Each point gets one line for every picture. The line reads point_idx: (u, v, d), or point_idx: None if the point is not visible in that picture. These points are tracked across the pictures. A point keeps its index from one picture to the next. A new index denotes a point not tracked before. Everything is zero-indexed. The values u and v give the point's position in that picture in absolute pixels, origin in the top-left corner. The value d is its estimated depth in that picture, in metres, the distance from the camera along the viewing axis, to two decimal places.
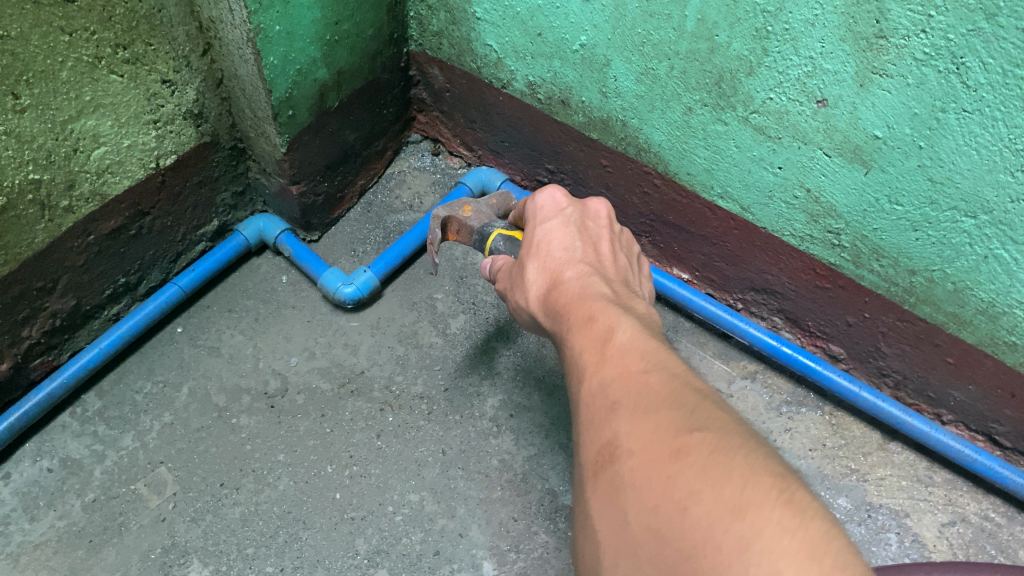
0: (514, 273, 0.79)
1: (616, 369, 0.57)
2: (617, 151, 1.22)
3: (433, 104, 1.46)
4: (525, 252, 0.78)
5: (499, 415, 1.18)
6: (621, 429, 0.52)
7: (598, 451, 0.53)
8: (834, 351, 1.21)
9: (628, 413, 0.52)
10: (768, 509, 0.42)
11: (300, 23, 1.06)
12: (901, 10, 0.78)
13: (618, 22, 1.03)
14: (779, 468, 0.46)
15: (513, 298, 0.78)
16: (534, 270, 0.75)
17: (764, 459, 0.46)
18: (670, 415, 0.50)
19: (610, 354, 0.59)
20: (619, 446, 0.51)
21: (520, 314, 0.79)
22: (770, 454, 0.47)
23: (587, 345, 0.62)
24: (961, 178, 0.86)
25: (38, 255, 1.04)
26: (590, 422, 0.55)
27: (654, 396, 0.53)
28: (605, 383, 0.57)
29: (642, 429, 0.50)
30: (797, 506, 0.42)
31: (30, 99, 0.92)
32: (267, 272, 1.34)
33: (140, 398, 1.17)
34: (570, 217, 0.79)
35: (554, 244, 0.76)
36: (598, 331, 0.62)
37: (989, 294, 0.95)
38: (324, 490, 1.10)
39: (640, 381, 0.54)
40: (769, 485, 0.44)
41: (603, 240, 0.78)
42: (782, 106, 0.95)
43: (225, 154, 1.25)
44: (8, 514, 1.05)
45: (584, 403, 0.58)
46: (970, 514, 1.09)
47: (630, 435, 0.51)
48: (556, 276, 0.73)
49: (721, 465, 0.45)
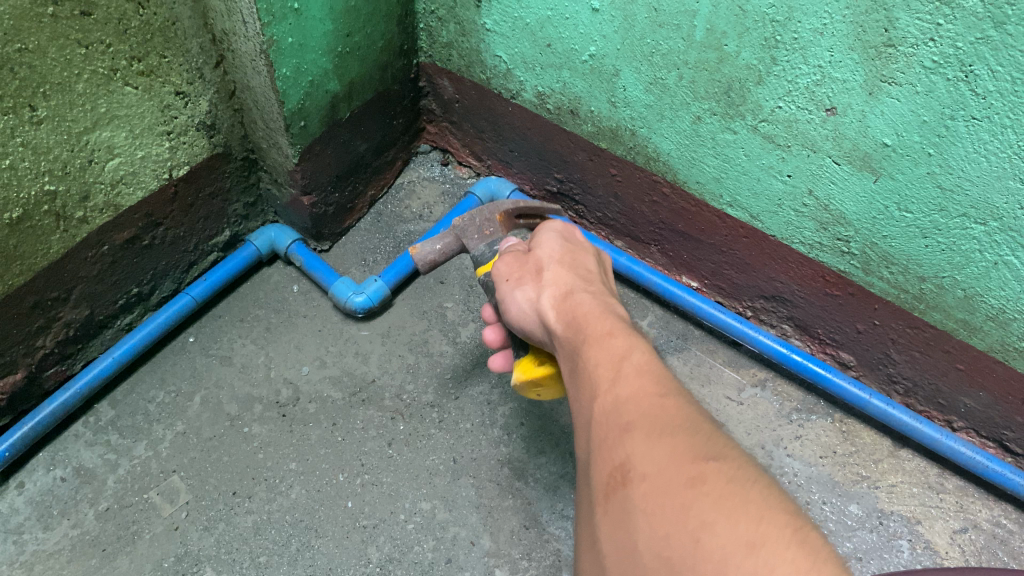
0: (524, 270, 0.79)
1: (631, 388, 0.58)
2: (626, 160, 1.23)
3: (442, 115, 1.48)
4: (544, 256, 0.79)
5: (510, 424, 1.18)
6: (635, 451, 0.52)
7: (610, 472, 0.53)
8: (844, 359, 1.21)
9: (641, 434, 0.53)
10: (783, 548, 0.43)
11: (312, 35, 1.07)
12: (909, 19, 0.78)
13: (628, 32, 1.04)
14: (791, 508, 0.47)
15: (514, 290, 0.78)
16: (553, 276, 0.76)
17: (776, 498, 0.47)
18: (685, 442, 0.51)
19: (625, 374, 0.60)
20: (632, 469, 0.51)
21: (516, 308, 0.78)
22: (780, 492, 0.49)
23: (603, 359, 0.62)
24: (969, 185, 0.87)
25: (52, 265, 1.05)
26: (602, 441, 0.56)
27: (670, 421, 0.54)
28: (619, 401, 0.57)
29: (656, 453, 0.51)
30: (811, 548, 0.43)
31: (47, 111, 0.93)
32: (279, 282, 1.35)
33: (153, 407, 1.18)
34: (587, 248, 0.81)
35: (574, 263, 0.78)
36: (614, 348, 0.63)
37: (999, 300, 0.95)
38: (336, 498, 1.10)
39: (656, 404, 0.56)
40: (784, 523, 0.45)
41: (610, 279, 0.80)
42: (791, 115, 0.96)
43: (237, 165, 1.26)
44: (22, 523, 1.06)
45: (597, 420, 0.58)
46: (982, 521, 1.09)
47: (644, 459, 0.51)
48: (574, 288, 0.74)
49: (737, 498, 0.46)
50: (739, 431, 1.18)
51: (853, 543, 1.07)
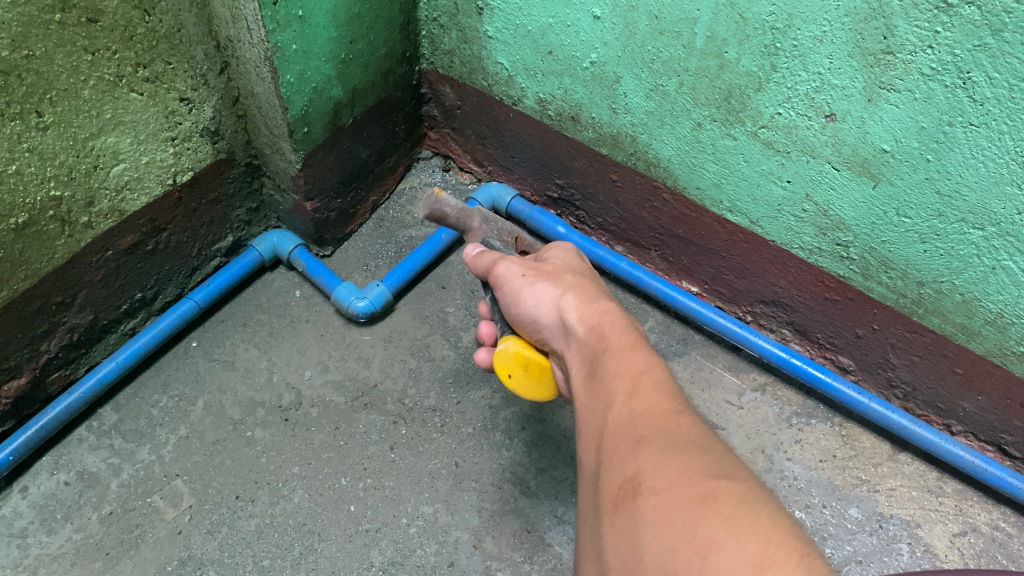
0: (542, 269, 0.84)
1: (646, 403, 0.62)
2: (626, 166, 1.24)
3: (444, 121, 1.48)
4: (564, 267, 0.85)
5: (511, 428, 1.19)
6: (647, 465, 0.56)
7: (620, 484, 0.56)
8: (844, 363, 1.22)
9: (654, 449, 0.57)
10: (788, 570, 0.45)
11: (316, 42, 1.08)
12: (908, 26, 0.79)
13: (628, 39, 1.05)
14: (800, 535, 0.49)
15: (533, 283, 0.82)
16: (573, 283, 0.81)
17: (785, 522, 0.50)
18: (697, 461, 0.55)
19: (642, 390, 0.64)
20: (643, 482, 0.55)
21: (530, 300, 0.82)
22: (789, 518, 0.51)
23: (622, 371, 0.67)
24: (968, 191, 0.87)
25: (58, 269, 1.06)
26: (614, 454, 0.59)
27: (683, 438, 0.58)
28: (635, 414, 0.62)
29: (667, 468, 0.55)
30: (817, 571, 0.45)
31: (53, 116, 0.94)
32: (281, 287, 1.36)
33: (156, 412, 1.19)
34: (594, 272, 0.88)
35: (588, 279, 0.84)
36: (633, 363, 0.68)
37: (997, 305, 0.96)
38: (339, 502, 1.11)
39: (670, 421, 0.60)
40: (792, 547, 0.47)
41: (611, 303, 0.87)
42: (790, 121, 0.97)
43: (240, 171, 1.27)
44: (26, 527, 1.06)
45: (611, 431, 0.62)
46: (981, 524, 1.10)
47: (656, 474, 0.55)
48: (595, 296, 0.80)
49: (746, 518, 0.49)
50: (739, 435, 1.19)
51: (853, 546, 1.08)
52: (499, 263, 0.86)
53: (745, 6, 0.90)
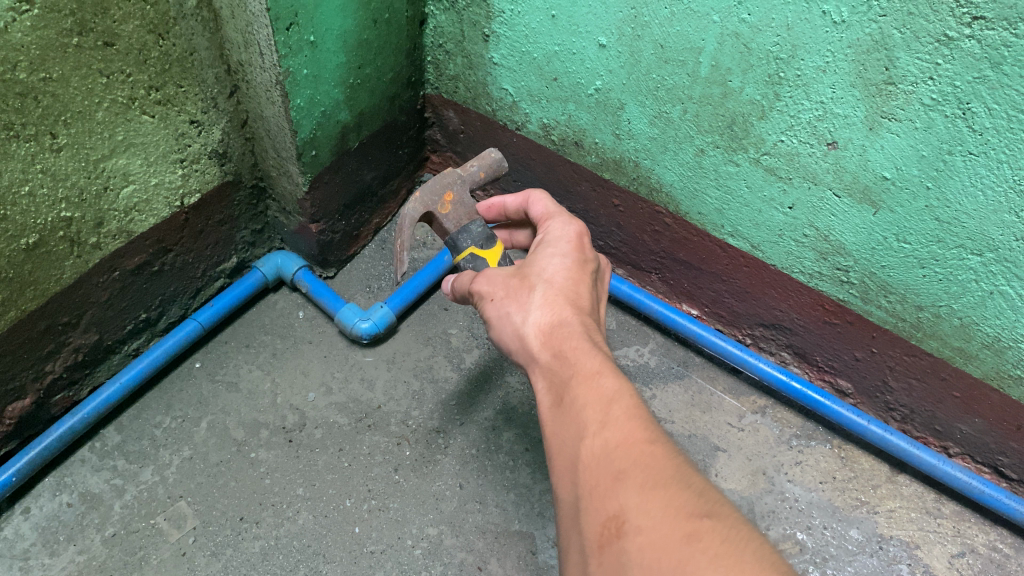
0: (512, 284, 0.82)
1: (620, 434, 0.63)
2: (628, 191, 1.26)
3: (447, 145, 1.51)
4: (537, 273, 0.82)
5: (515, 449, 1.20)
6: (629, 503, 0.57)
7: (604, 523, 0.58)
8: (842, 386, 1.24)
9: (634, 485, 0.58)
10: None
11: (326, 67, 1.10)
12: (909, 58, 0.82)
13: (634, 67, 1.07)
14: (784, 564, 0.51)
15: (501, 305, 0.81)
16: (541, 299, 0.79)
17: (769, 554, 0.52)
18: (678, 495, 0.57)
19: (614, 419, 0.65)
20: (628, 521, 0.57)
21: (500, 325, 0.81)
22: (772, 547, 0.53)
23: (592, 401, 0.67)
24: (966, 217, 0.90)
25: (65, 290, 1.06)
26: (594, 490, 0.61)
27: (660, 471, 0.59)
28: (609, 447, 0.62)
29: (651, 507, 0.56)
30: None
31: (67, 138, 0.95)
32: (284, 308, 1.37)
33: (159, 433, 1.18)
34: (574, 263, 0.83)
35: (561, 285, 0.80)
36: (604, 391, 0.68)
37: (995, 329, 0.98)
38: (344, 524, 1.11)
39: (645, 453, 0.61)
40: None
41: (592, 285, 0.83)
42: (792, 148, 0.99)
43: (246, 193, 1.28)
44: (28, 549, 1.05)
45: (586, 465, 0.63)
46: (979, 545, 1.11)
47: (640, 513, 0.56)
48: (558, 319, 0.77)
49: (731, 557, 0.51)
50: (739, 457, 1.20)
51: (854, 567, 1.09)
52: (474, 285, 0.85)
53: (749, 36, 0.92)
